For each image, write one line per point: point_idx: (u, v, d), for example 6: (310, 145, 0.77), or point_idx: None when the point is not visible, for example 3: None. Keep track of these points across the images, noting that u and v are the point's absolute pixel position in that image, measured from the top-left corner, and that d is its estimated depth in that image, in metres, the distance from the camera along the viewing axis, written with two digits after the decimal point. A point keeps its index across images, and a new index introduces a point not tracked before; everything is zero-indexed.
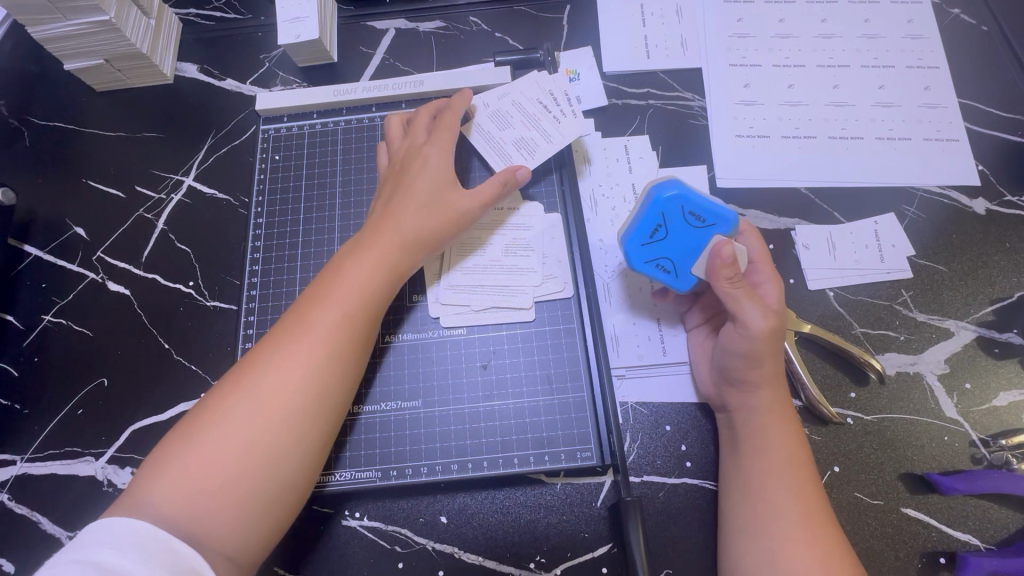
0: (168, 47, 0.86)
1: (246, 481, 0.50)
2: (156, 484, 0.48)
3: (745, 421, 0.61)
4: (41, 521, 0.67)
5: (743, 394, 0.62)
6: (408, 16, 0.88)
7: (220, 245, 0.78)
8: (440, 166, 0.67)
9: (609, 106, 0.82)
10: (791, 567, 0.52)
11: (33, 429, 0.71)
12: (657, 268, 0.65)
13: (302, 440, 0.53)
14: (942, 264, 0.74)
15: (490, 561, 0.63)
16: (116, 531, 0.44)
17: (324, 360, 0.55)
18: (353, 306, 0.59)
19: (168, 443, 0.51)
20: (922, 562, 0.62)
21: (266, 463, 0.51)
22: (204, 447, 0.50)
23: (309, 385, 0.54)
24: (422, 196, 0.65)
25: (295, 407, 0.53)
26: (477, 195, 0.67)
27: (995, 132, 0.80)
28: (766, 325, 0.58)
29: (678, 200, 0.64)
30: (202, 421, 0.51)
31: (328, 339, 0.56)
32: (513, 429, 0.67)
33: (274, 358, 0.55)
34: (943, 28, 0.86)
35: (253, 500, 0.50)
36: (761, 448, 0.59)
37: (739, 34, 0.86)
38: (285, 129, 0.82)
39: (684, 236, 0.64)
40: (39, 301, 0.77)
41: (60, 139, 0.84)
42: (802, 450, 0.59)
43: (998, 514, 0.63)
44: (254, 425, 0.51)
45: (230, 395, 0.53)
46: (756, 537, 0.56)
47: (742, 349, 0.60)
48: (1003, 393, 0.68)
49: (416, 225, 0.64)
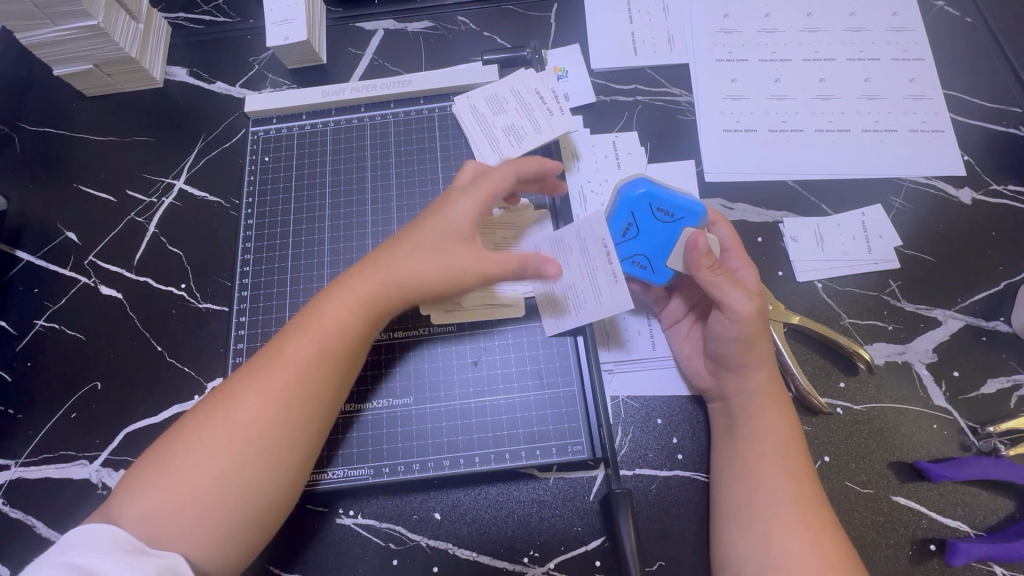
0: (157, 51, 0.86)
1: (218, 507, 0.50)
2: (131, 502, 0.49)
3: (745, 406, 0.62)
4: (35, 524, 0.68)
5: (740, 378, 0.62)
6: (397, 17, 0.89)
7: (212, 247, 0.79)
8: (463, 222, 0.60)
9: (597, 103, 0.83)
10: (781, 551, 0.53)
11: (27, 433, 0.71)
12: (632, 265, 0.67)
13: (279, 469, 0.53)
14: (930, 254, 0.74)
15: (484, 557, 0.64)
16: (95, 534, 0.46)
17: (301, 392, 0.55)
18: (331, 336, 0.58)
19: (149, 459, 0.52)
20: (913, 550, 0.63)
21: (240, 490, 0.51)
22: (180, 472, 0.50)
23: (285, 415, 0.54)
24: (432, 250, 0.60)
25: (274, 437, 0.53)
26: (491, 262, 0.60)
27: (979, 122, 0.81)
28: (751, 308, 0.59)
29: (645, 198, 0.64)
30: (178, 444, 0.52)
31: (306, 371, 0.56)
32: (504, 424, 0.67)
33: (253, 386, 0.55)
34: (928, 20, 0.87)
35: (225, 524, 0.50)
36: (758, 435, 0.60)
37: (726, 29, 0.86)
38: (275, 130, 0.82)
39: (656, 233, 0.65)
40: (31, 306, 0.77)
41: (50, 145, 0.84)
42: (794, 436, 0.60)
43: (987, 501, 0.64)
44: (228, 452, 0.52)
45: (206, 422, 0.53)
46: (746, 527, 0.56)
47: (730, 334, 0.61)
48: (991, 380, 0.69)
49: (413, 275, 0.60)
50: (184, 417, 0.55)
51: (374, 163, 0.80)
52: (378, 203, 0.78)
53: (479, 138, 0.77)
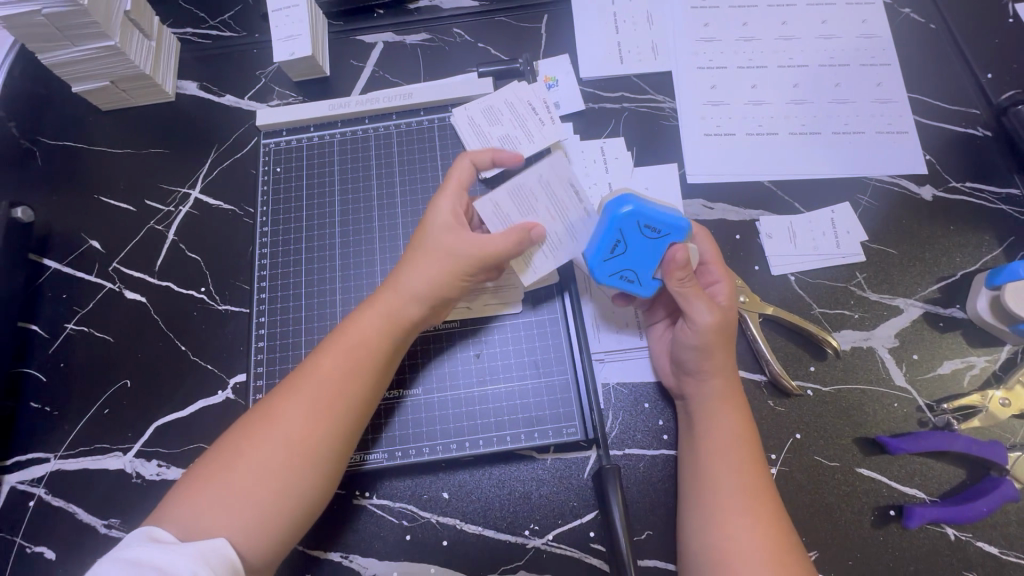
0: (169, 66, 0.91)
1: (274, 509, 0.56)
2: (186, 509, 0.54)
3: (703, 405, 0.67)
4: (76, 511, 0.74)
5: (699, 382, 0.68)
6: (396, 29, 0.94)
7: (228, 253, 0.84)
8: (444, 212, 0.68)
9: (586, 110, 0.88)
10: (726, 533, 0.59)
11: (63, 428, 0.77)
12: (621, 279, 0.69)
13: (326, 474, 0.60)
14: (893, 248, 0.81)
15: (489, 531, 0.71)
16: (144, 535, 0.51)
17: (342, 405, 0.61)
18: (364, 352, 0.64)
19: (198, 474, 0.57)
20: (874, 515, 0.70)
21: (294, 497, 0.57)
22: (233, 484, 0.56)
23: (330, 427, 0.60)
24: (427, 246, 0.67)
25: (319, 446, 0.59)
26: (475, 239, 0.66)
27: (940, 123, 0.87)
28: (711, 321, 0.66)
29: (633, 216, 0.66)
30: (235, 460, 0.57)
31: (343, 384, 0.62)
32: (505, 410, 0.73)
33: (296, 399, 0.60)
34: (895, 27, 0.92)
35: (280, 523, 0.56)
36: (708, 429, 0.66)
37: (706, 38, 0.92)
38: (285, 142, 0.87)
39: (643, 250, 0.68)
40: (61, 312, 0.82)
41: (71, 158, 0.89)
42: (746, 432, 0.65)
43: (941, 470, 0.71)
44: (285, 466, 0.57)
45: (256, 436, 0.58)
46: (700, 511, 0.62)
47: (691, 342, 0.67)
48: (948, 362, 0.75)
49: (413, 274, 0.66)
50: (227, 435, 0.60)
51: (378, 171, 0.85)
52: (383, 208, 0.83)
53: (478, 150, 0.82)
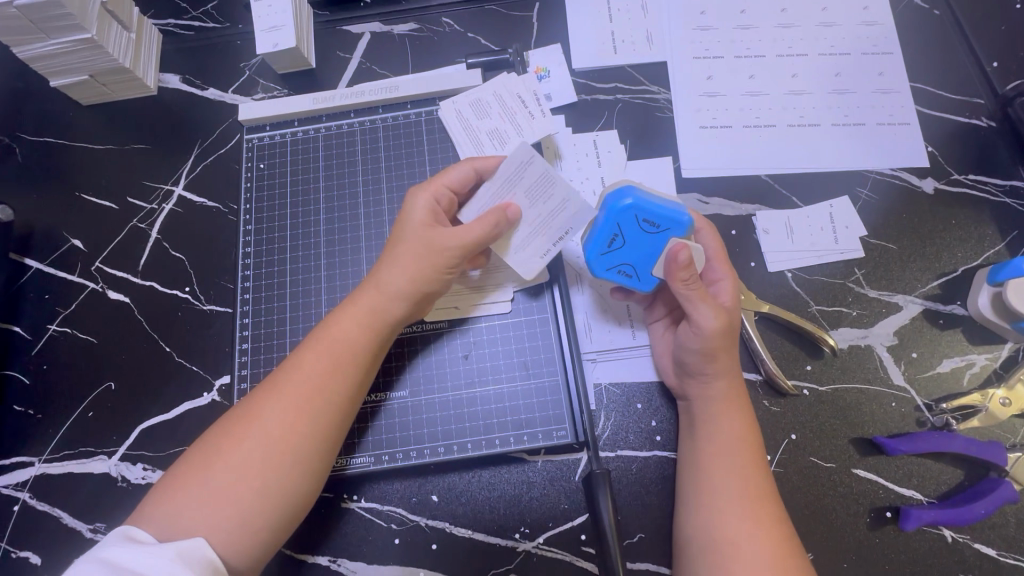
0: (150, 59, 0.88)
1: (257, 513, 0.55)
2: (164, 514, 0.53)
3: (702, 406, 0.66)
4: (61, 515, 0.73)
5: (702, 383, 0.66)
6: (383, 19, 0.91)
7: (213, 252, 0.82)
8: (422, 215, 0.66)
9: (579, 102, 0.86)
10: (719, 537, 0.58)
11: (47, 431, 0.76)
12: (618, 273, 0.69)
13: (307, 474, 0.58)
14: (893, 243, 0.79)
15: (479, 534, 0.70)
16: (123, 538, 0.50)
17: (320, 402, 0.59)
18: (346, 352, 0.62)
19: (178, 478, 0.56)
20: (870, 517, 0.68)
21: (274, 498, 0.56)
22: (214, 488, 0.54)
23: (310, 426, 0.58)
24: (408, 244, 0.65)
25: (302, 448, 0.58)
26: (457, 233, 0.64)
27: (943, 114, 0.84)
28: (716, 325, 0.63)
29: (632, 210, 0.65)
30: (214, 461, 0.56)
31: (325, 384, 0.60)
32: (494, 413, 0.72)
33: (277, 401, 0.59)
34: (898, 13, 0.89)
35: (263, 526, 0.55)
36: (709, 431, 0.64)
37: (703, 27, 0.89)
38: (269, 137, 0.85)
39: (642, 243, 0.67)
40: (44, 312, 0.81)
41: (52, 154, 0.87)
42: (747, 434, 0.64)
43: (939, 471, 0.70)
44: (264, 466, 0.56)
45: (237, 438, 0.57)
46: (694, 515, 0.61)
47: (694, 346, 0.64)
48: (947, 360, 0.74)
49: (393, 272, 0.65)
50: (206, 437, 0.59)
51: (365, 167, 0.83)
52: (369, 205, 0.81)
53: (466, 144, 0.81)
